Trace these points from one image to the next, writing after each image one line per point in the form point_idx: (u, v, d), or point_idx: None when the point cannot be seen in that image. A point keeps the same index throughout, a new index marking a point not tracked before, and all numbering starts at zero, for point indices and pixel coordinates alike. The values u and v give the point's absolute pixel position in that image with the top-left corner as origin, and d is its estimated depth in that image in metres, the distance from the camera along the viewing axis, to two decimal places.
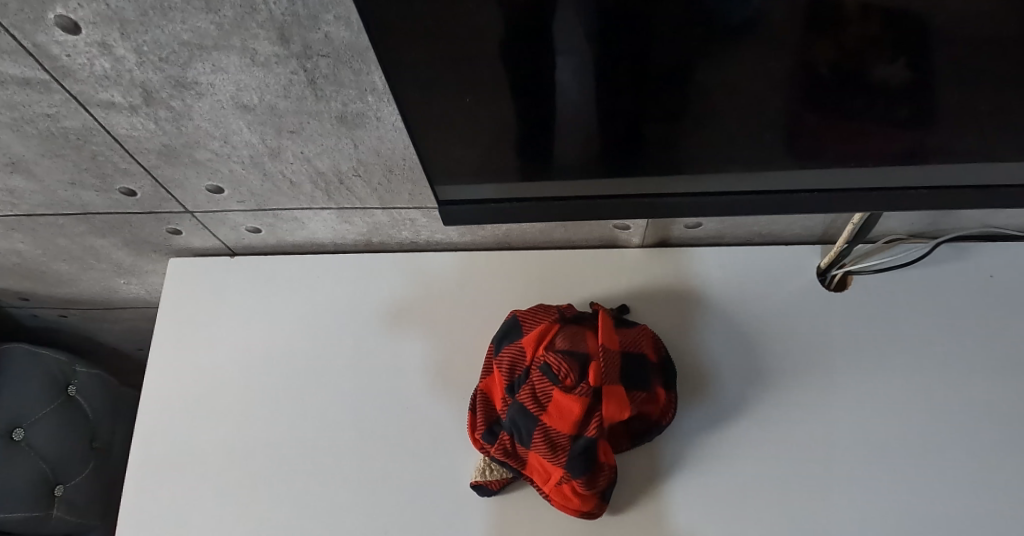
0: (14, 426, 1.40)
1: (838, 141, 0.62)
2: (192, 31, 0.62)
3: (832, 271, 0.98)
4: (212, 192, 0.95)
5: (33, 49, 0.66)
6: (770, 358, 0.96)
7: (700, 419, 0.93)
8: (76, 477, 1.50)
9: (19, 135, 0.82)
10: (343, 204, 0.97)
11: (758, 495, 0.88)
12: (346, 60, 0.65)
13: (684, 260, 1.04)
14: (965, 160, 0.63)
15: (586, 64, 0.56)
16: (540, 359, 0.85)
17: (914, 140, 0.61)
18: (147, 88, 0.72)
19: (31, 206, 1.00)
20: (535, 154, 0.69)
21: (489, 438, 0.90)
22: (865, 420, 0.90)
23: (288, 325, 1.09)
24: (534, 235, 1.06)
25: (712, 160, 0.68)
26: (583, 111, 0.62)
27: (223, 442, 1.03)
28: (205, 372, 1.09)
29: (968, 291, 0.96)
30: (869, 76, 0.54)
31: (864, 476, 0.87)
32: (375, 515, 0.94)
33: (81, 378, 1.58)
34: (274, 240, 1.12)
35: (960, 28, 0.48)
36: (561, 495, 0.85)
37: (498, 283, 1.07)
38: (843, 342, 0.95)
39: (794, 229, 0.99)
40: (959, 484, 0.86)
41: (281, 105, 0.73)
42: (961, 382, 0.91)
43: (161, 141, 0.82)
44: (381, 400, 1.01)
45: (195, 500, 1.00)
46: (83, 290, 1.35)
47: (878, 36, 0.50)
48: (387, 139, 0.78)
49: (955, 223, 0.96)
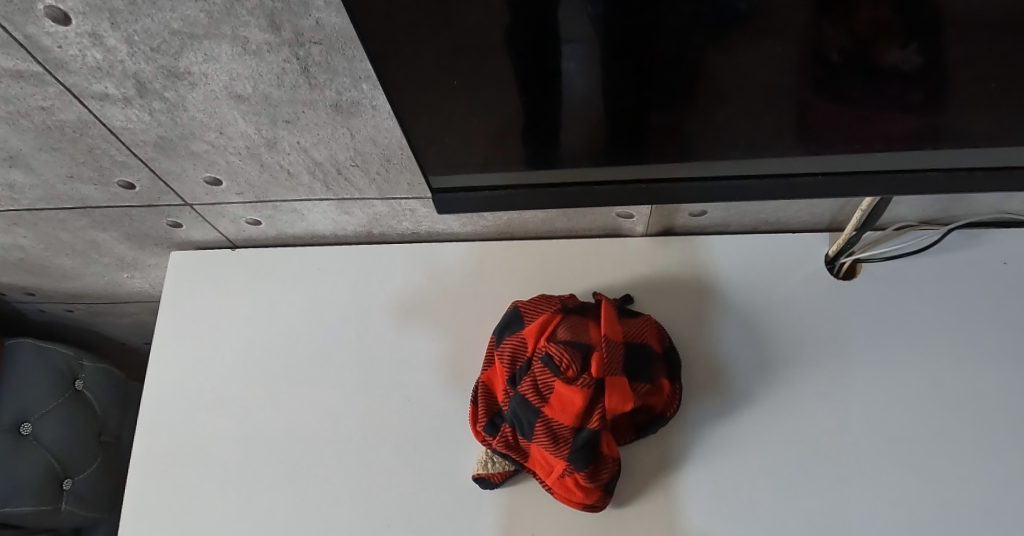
0: (23, 421, 1.41)
1: (845, 126, 0.60)
2: (181, 20, 0.61)
3: (841, 259, 0.96)
4: (210, 184, 0.94)
5: (24, 41, 0.65)
6: (776, 348, 0.94)
7: (705, 410, 0.92)
8: (84, 471, 1.52)
9: (15, 128, 0.81)
10: (342, 195, 0.96)
11: (763, 488, 0.87)
12: (339, 47, 0.64)
13: (689, 248, 1.02)
14: (977, 144, 0.61)
15: (590, 54, 0.54)
16: (541, 350, 0.84)
17: (926, 124, 0.59)
18: (140, 79, 0.71)
19: (32, 201, 1.00)
20: (537, 143, 0.68)
21: (490, 430, 0.88)
22: (875, 411, 0.89)
23: (289, 317, 1.09)
24: (536, 225, 1.05)
25: (715, 147, 0.66)
26: (588, 100, 0.60)
27: (225, 435, 1.03)
28: (205, 367, 1.09)
29: (980, 279, 0.94)
30: (881, 62, 0.52)
31: (872, 469, 0.86)
32: (376, 508, 0.93)
33: (87, 372, 1.59)
34: (275, 232, 1.12)
35: (975, 10, 0.46)
36: (564, 488, 0.84)
37: (500, 273, 1.06)
38: (852, 332, 0.93)
39: (801, 217, 0.97)
40: (970, 477, 0.84)
41: (274, 94, 0.72)
42: (974, 372, 0.89)
43: (156, 133, 0.81)
44: (382, 393, 1.01)
45: (197, 495, 1.00)
46: (88, 285, 1.36)
47: (888, 20, 0.48)
48: (384, 127, 0.77)
49: (970, 208, 0.93)
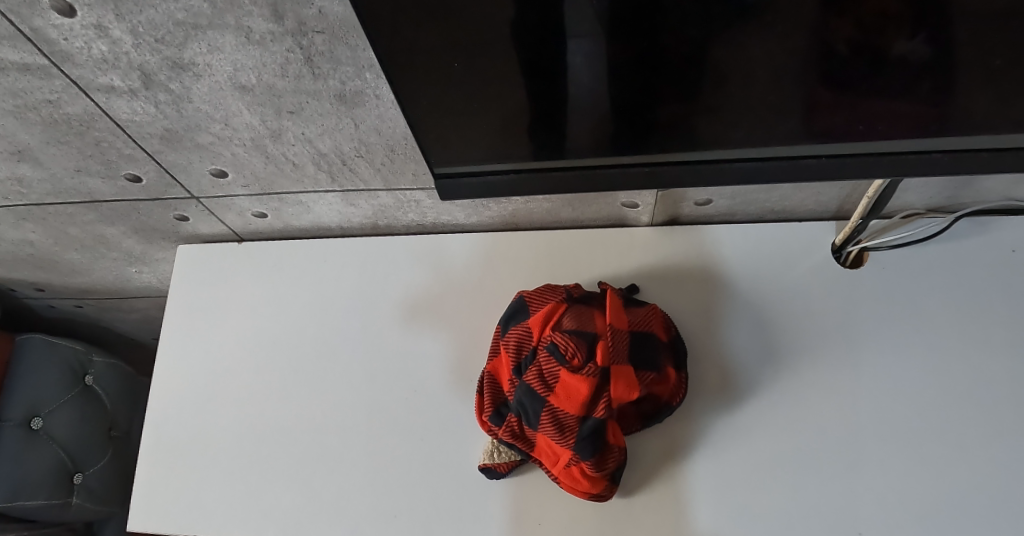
0: (34, 415, 1.42)
1: (852, 115, 0.60)
2: (185, 10, 0.61)
3: (849, 248, 0.95)
4: (216, 176, 0.95)
5: (31, 34, 0.66)
6: (783, 337, 0.94)
7: (712, 401, 0.92)
8: (94, 465, 1.54)
9: (22, 122, 0.82)
10: (347, 187, 0.96)
11: (769, 478, 0.86)
12: (342, 36, 0.64)
13: (694, 238, 1.01)
14: (987, 131, 0.60)
15: (596, 46, 0.54)
16: (547, 339, 0.84)
17: (934, 112, 0.58)
18: (145, 71, 0.71)
19: (40, 195, 1.01)
20: (541, 133, 0.68)
21: (496, 420, 0.89)
22: (882, 399, 0.88)
23: (296, 309, 1.09)
24: (541, 215, 1.04)
25: (721, 135, 0.65)
26: (593, 91, 0.60)
27: (234, 426, 1.04)
28: (213, 359, 1.10)
29: (990, 268, 0.93)
30: (888, 53, 0.51)
31: (881, 459, 0.85)
32: (384, 498, 0.94)
33: (97, 367, 1.60)
34: (281, 224, 1.12)
35: None
36: (570, 477, 0.84)
37: (506, 263, 1.05)
38: (860, 320, 0.93)
39: (807, 205, 0.96)
40: (979, 466, 0.83)
41: (278, 85, 0.72)
42: (983, 361, 0.88)
43: (162, 125, 0.82)
44: (389, 383, 1.01)
45: (206, 485, 1.01)
46: (97, 280, 1.37)
47: (897, 11, 0.47)
48: (387, 117, 0.77)
49: (978, 195, 0.92)
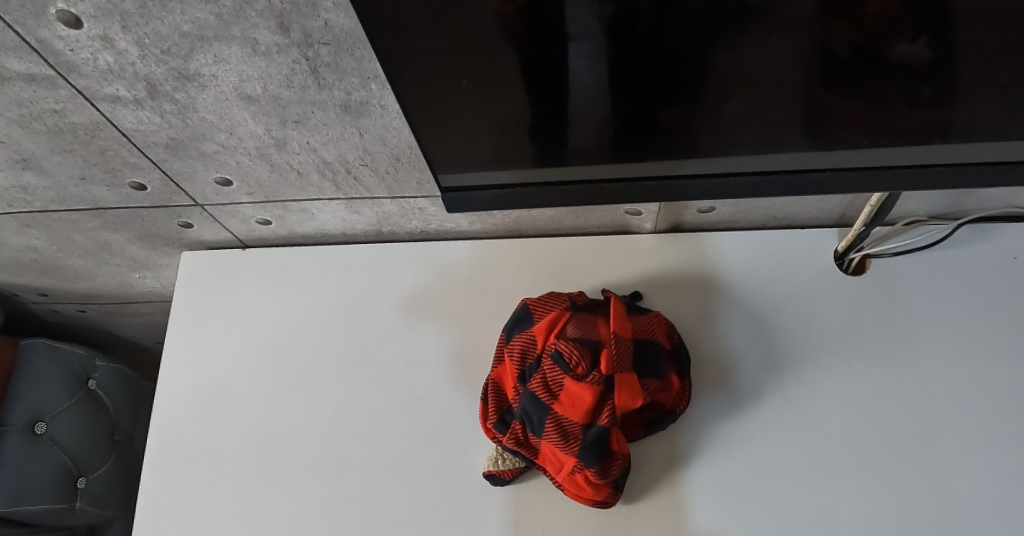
0: (37, 420, 1.43)
1: (854, 121, 0.60)
2: (191, 22, 0.61)
3: (850, 256, 0.96)
4: (221, 185, 0.95)
5: (37, 45, 0.66)
6: (786, 343, 0.94)
7: (714, 406, 0.92)
8: (98, 469, 1.54)
9: (28, 131, 0.82)
10: (351, 194, 0.96)
11: (772, 484, 0.87)
12: (347, 47, 0.64)
13: (697, 245, 1.02)
14: (987, 137, 0.60)
15: (598, 49, 0.54)
16: (551, 347, 0.84)
17: (936, 117, 0.58)
18: (151, 81, 0.71)
19: (44, 202, 1.01)
20: (545, 142, 0.68)
21: (500, 427, 0.89)
22: (884, 405, 0.88)
23: (300, 316, 1.10)
24: (545, 222, 1.05)
25: (724, 142, 0.66)
26: (594, 96, 0.60)
27: (239, 433, 1.04)
28: (218, 365, 1.10)
29: (991, 274, 0.93)
30: (889, 56, 0.51)
31: (882, 464, 0.86)
32: (389, 505, 0.94)
33: (101, 372, 1.61)
34: (285, 232, 1.12)
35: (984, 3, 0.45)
36: (574, 485, 0.84)
37: (509, 270, 1.06)
38: (863, 327, 0.93)
39: (810, 212, 0.96)
40: (980, 471, 0.84)
41: (284, 96, 0.73)
42: (984, 367, 0.88)
43: (167, 134, 0.82)
44: (393, 389, 1.01)
45: (211, 492, 1.01)
46: (101, 285, 1.37)
47: (897, 14, 0.47)
48: (392, 126, 0.77)
49: (980, 203, 0.92)
